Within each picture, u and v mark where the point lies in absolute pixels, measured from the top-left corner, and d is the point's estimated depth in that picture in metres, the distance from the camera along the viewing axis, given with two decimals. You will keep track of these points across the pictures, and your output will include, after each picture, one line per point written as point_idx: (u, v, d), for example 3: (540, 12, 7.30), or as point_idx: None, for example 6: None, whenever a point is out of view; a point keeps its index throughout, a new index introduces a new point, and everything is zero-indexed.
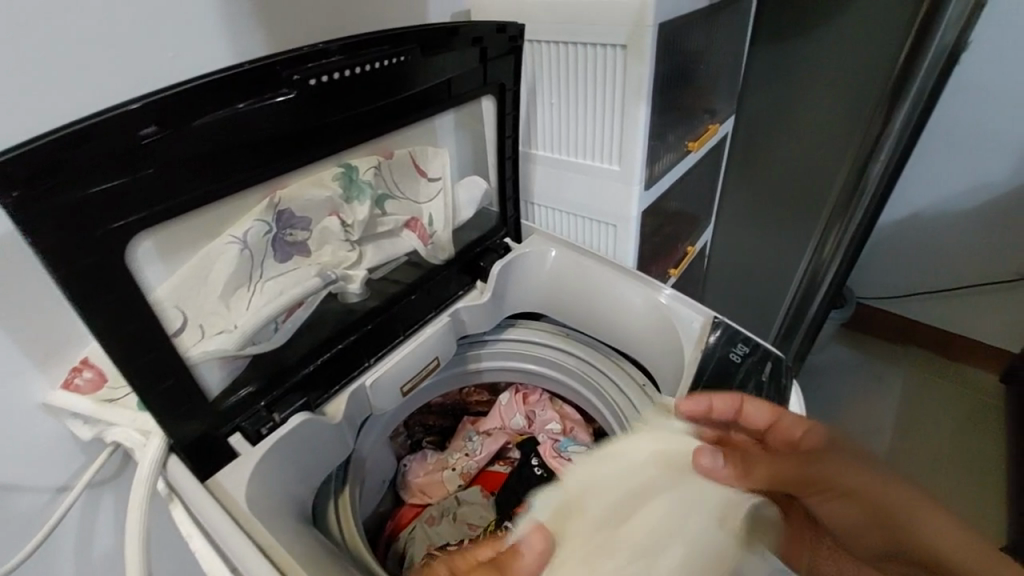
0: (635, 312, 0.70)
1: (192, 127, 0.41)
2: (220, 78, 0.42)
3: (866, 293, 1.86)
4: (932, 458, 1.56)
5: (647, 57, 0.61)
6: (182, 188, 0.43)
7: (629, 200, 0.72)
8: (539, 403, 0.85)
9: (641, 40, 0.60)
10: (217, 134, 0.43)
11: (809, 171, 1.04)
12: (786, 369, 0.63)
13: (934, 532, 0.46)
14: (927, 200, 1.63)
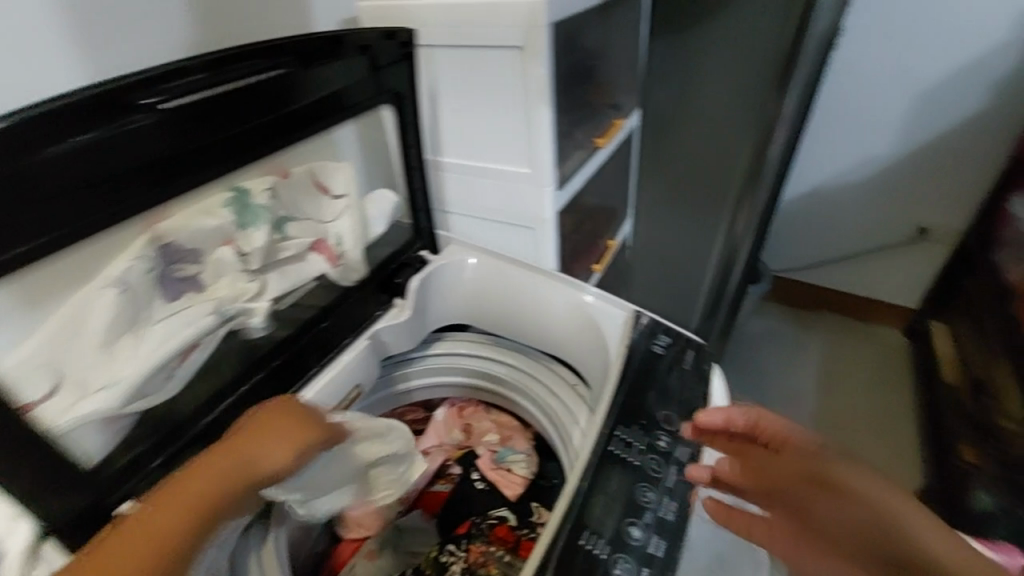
0: (559, 313, 0.70)
1: (31, 162, 0.36)
2: (62, 106, 0.37)
3: (780, 266, 1.98)
4: (852, 414, 1.68)
5: (543, 56, 0.60)
6: (29, 234, 0.37)
7: (543, 202, 0.71)
8: (476, 416, 0.84)
9: (536, 39, 0.58)
10: (68, 169, 0.38)
11: (716, 157, 1.08)
12: (706, 355, 0.64)
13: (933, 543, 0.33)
14: (823, 174, 1.75)
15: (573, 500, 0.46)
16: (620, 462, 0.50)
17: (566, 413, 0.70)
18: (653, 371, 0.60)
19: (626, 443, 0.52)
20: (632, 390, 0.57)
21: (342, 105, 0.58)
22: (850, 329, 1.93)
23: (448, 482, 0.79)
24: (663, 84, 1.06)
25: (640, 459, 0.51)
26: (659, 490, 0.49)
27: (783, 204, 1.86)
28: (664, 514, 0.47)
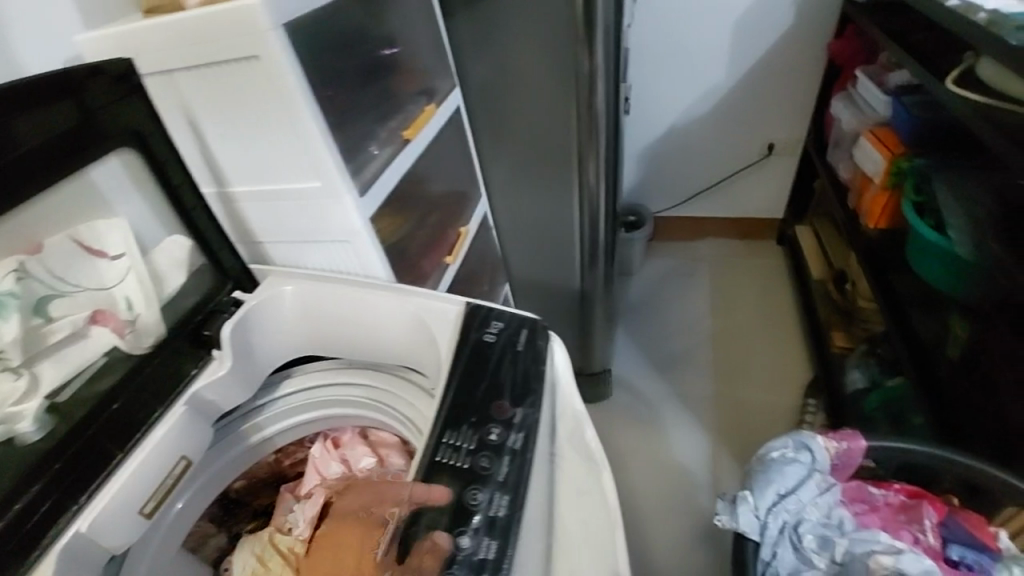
0: (393, 324, 0.67)
1: None
2: None
3: (659, 207, 2.04)
4: (747, 328, 1.78)
5: (286, 61, 0.55)
6: None
7: (346, 212, 0.66)
8: (351, 443, 0.81)
9: (269, 46, 0.53)
10: None
11: (548, 121, 1.07)
12: (541, 332, 0.63)
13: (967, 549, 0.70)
14: (674, 112, 1.81)
15: (398, 527, 0.45)
16: (448, 469, 0.48)
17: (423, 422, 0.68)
18: (486, 362, 0.59)
19: (455, 445, 0.50)
20: (460, 389, 0.55)
21: (59, 154, 0.50)
22: (733, 250, 2.03)
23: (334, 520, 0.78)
24: (479, 57, 1.02)
25: (469, 460, 0.49)
26: (489, 488, 0.47)
27: (647, 148, 1.90)
28: (495, 511, 0.46)
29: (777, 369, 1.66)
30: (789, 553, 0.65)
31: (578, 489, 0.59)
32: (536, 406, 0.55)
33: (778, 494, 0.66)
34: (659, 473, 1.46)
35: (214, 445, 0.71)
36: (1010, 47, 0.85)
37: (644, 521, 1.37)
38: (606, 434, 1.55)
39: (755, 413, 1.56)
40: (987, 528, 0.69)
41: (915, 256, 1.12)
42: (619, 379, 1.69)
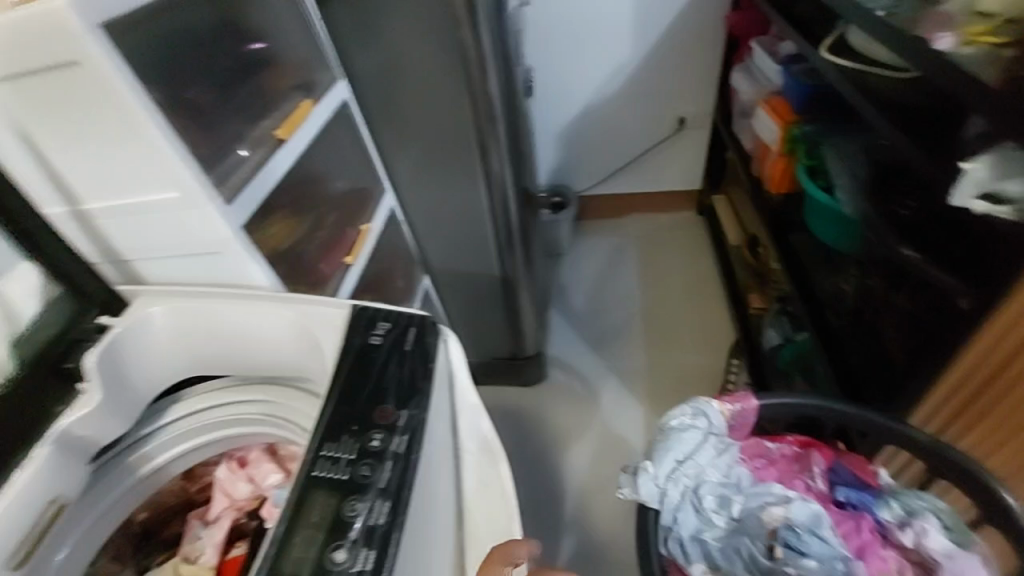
0: (279, 333, 0.66)
1: None
2: None
3: (583, 186, 2.06)
4: (672, 297, 1.84)
5: (107, 59, 0.50)
6: None
7: (215, 223, 0.63)
8: (257, 460, 0.76)
9: (87, 51, 0.49)
10: None
11: (444, 111, 1.05)
12: (430, 327, 0.61)
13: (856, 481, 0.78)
14: (585, 92, 1.83)
15: (271, 550, 0.44)
16: (326, 482, 0.47)
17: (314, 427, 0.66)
18: (370, 365, 0.57)
19: (333, 456, 0.49)
20: (341, 397, 0.53)
21: None
22: (657, 222, 2.08)
23: (243, 543, 0.74)
24: (364, 46, 0.98)
25: (349, 471, 0.48)
26: (369, 497, 0.46)
27: (563, 129, 1.91)
28: (374, 521, 0.45)
29: (702, 333, 1.73)
30: (690, 513, 0.72)
31: (480, 483, 0.60)
32: (422, 406, 0.53)
33: (677, 461, 0.72)
34: (599, 448, 1.49)
35: (97, 484, 0.66)
36: (870, 15, 0.90)
37: (587, 495, 1.41)
38: (547, 415, 1.57)
39: (683, 379, 1.62)
40: (867, 467, 0.79)
41: (813, 218, 1.16)
42: (555, 360, 1.71)
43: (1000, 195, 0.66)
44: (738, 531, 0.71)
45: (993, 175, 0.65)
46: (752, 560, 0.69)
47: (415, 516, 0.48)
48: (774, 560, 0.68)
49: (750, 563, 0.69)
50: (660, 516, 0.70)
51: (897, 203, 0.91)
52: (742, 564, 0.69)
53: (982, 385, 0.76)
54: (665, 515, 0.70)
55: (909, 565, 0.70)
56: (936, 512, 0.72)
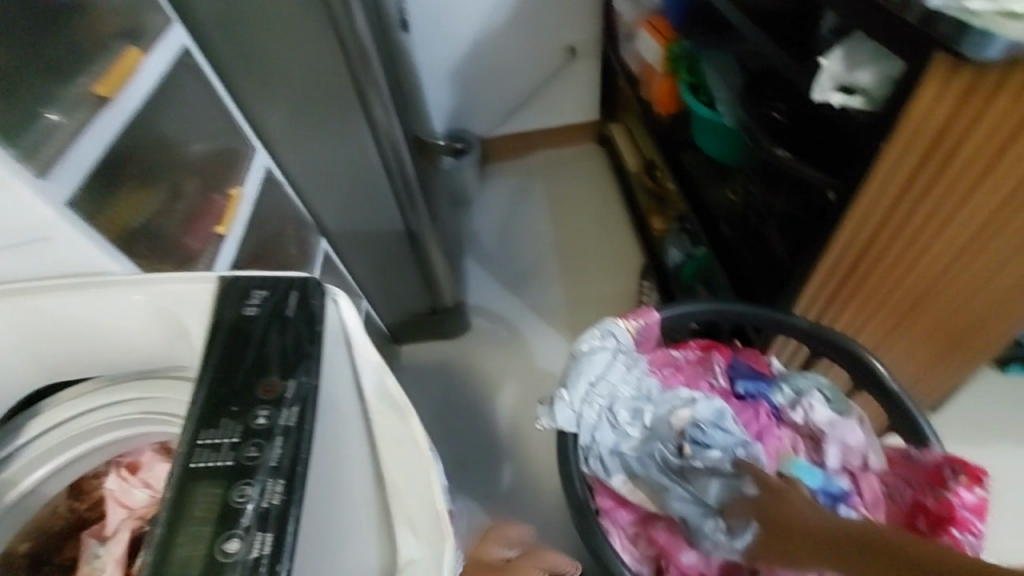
0: (139, 319, 0.58)
1: None
2: None
3: (482, 127, 1.99)
4: (582, 230, 1.86)
5: None
6: None
7: (31, 205, 0.54)
8: (150, 462, 0.67)
9: None
10: None
11: (309, 55, 0.94)
12: (314, 288, 0.55)
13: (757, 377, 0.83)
14: (470, 26, 1.73)
15: (153, 555, 0.40)
16: (206, 473, 0.43)
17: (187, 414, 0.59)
18: (248, 339, 0.52)
19: (213, 444, 0.45)
20: (216, 379, 0.48)
21: None
22: (560, 156, 2.05)
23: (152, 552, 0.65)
24: None
25: (233, 456, 0.44)
26: (259, 478, 0.43)
27: (453, 68, 1.81)
28: (267, 503, 0.42)
29: (613, 262, 1.77)
30: (607, 430, 0.75)
31: (391, 441, 0.57)
32: (311, 372, 0.49)
33: (590, 383, 0.74)
34: (527, 386, 1.52)
35: None
36: None
37: (520, 432, 1.44)
38: (472, 363, 1.57)
39: (598, 307, 1.67)
40: (761, 359, 0.85)
41: (700, 135, 1.19)
42: (476, 307, 1.69)
43: (853, 87, 0.70)
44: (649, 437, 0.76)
45: (846, 65, 0.68)
46: (663, 461, 0.74)
47: (314, 487, 0.45)
48: (681, 457, 0.73)
49: (660, 464, 0.73)
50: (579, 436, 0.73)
51: (770, 106, 0.94)
52: (654, 465, 0.74)
53: (853, 266, 0.83)
54: (584, 434, 0.73)
55: (801, 440, 0.78)
56: (819, 388, 0.80)
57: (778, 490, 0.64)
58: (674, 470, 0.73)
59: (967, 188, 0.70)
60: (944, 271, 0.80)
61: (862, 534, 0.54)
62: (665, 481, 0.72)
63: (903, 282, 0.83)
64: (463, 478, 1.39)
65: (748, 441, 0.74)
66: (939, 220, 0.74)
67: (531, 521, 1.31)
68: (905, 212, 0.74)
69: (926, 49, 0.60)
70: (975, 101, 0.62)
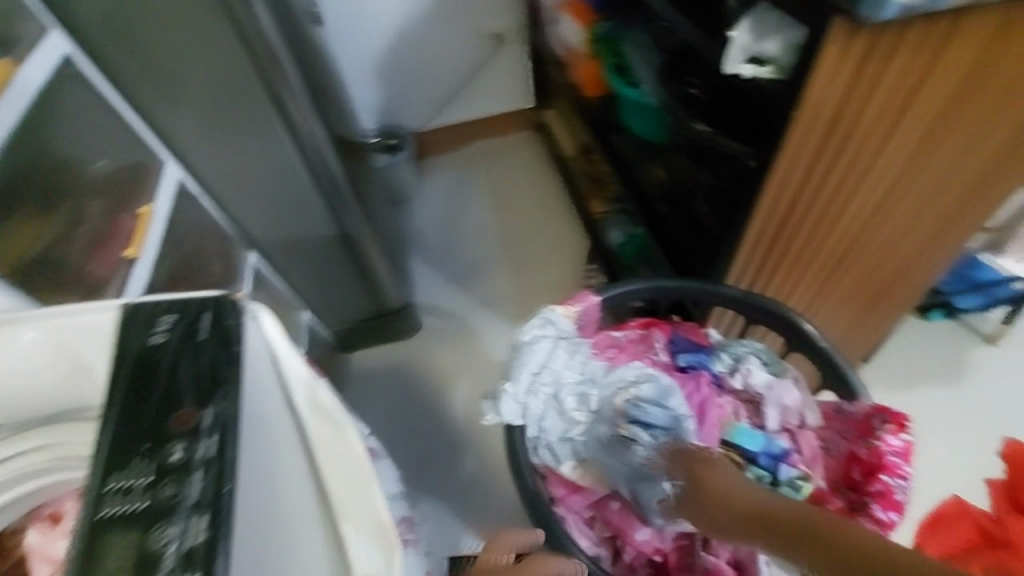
0: (31, 358, 0.53)
1: None
2: None
3: (416, 121, 1.94)
4: (525, 218, 1.85)
5: None
6: None
7: None
8: (71, 509, 0.60)
9: None
10: None
11: (213, 58, 0.88)
12: (229, 306, 0.52)
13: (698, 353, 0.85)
14: (392, 17, 1.67)
15: None
16: (118, 518, 0.40)
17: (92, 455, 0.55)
18: (157, 369, 0.48)
19: (124, 488, 0.42)
20: (126, 415, 0.45)
21: None
22: (498, 145, 2.03)
23: None
24: None
25: (148, 496, 0.41)
26: (179, 517, 0.40)
27: (378, 62, 1.76)
28: (190, 542, 0.39)
29: (558, 247, 1.78)
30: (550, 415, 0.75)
31: (332, 457, 0.53)
32: (231, 396, 0.46)
33: (533, 373, 0.75)
34: (482, 380, 1.51)
35: None
36: None
37: (480, 427, 1.43)
38: (425, 363, 1.54)
39: (547, 294, 1.68)
40: (699, 330, 0.87)
41: (629, 115, 1.20)
42: (425, 306, 1.66)
43: (762, 58, 0.71)
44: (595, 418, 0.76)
45: (753, 37, 0.70)
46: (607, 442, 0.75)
47: (243, 516, 0.43)
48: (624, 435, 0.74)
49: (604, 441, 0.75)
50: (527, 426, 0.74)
51: (687, 83, 0.96)
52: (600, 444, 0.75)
53: (778, 232, 0.85)
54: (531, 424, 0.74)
55: (742, 406, 0.80)
56: (756, 353, 0.82)
57: (707, 466, 0.65)
58: (618, 448, 0.74)
59: (880, 140, 0.73)
60: (861, 227, 0.85)
61: (793, 521, 0.55)
62: (611, 457, 0.75)
63: (826, 243, 0.87)
64: (425, 480, 1.37)
65: (688, 414, 0.75)
66: (851, 181, 0.78)
67: (498, 513, 1.31)
68: (821, 177, 0.77)
69: (822, 15, 0.61)
70: (872, 64, 0.65)
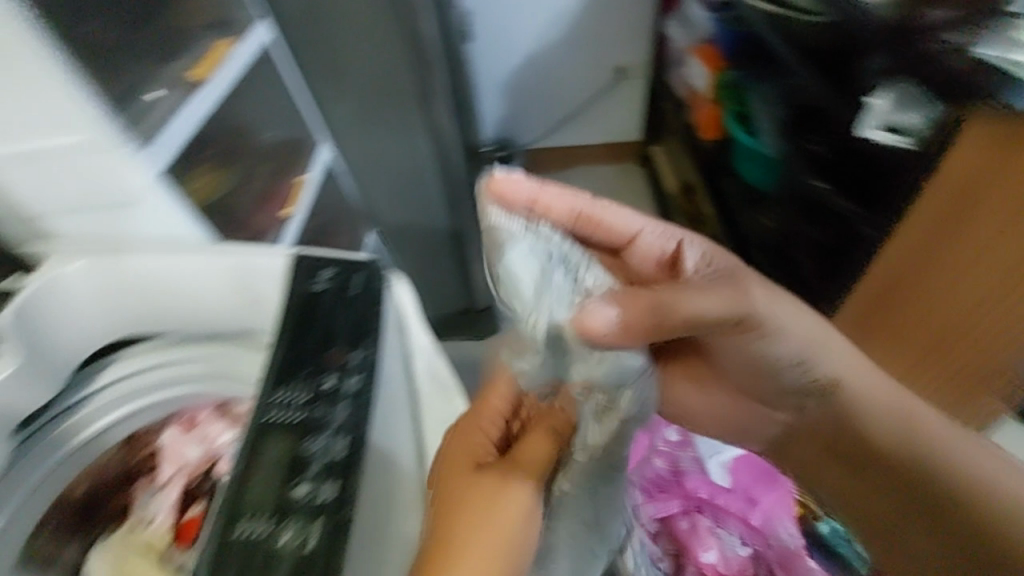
0: (217, 285, 0.62)
1: None
2: None
3: (529, 137, 2.05)
4: None
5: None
6: None
7: (121, 172, 0.57)
8: (208, 420, 0.70)
9: None
10: None
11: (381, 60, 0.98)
12: (377, 271, 0.60)
13: (701, 306, 0.49)
14: (525, 41, 1.79)
15: (227, 491, 0.43)
16: (280, 427, 0.47)
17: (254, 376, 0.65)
18: (316, 311, 0.56)
19: (282, 402, 0.48)
20: (293, 343, 0.53)
21: None
22: (601, 171, 2.08)
23: (200, 503, 0.68)
24: None
25: (303, 412, 0.48)
26: (324, 435, 0.46)
27: (505, 78, 1.88)
28: (332, 455, 0.45)
29: None
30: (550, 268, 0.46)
31: (438, 421, 0.62)
32: (374, 347, 0.54)
33: None
34: None
35: (24, 459, 0.59)
36: None
37: None
38: None
39: None
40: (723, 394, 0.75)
41: (741, 162, 1.23)
42: None
43: (901, 126, 0.74)
44: (556, 241, 0.49)
45: (894, 106, 0.73)
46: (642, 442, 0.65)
47: (368, 462, 0.49)
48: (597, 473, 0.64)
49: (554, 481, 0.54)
50: (501, 244, 0.47)
51: (806, 137, 0.98)
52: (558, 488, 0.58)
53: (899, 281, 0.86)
54: (515, 259, 0.46)
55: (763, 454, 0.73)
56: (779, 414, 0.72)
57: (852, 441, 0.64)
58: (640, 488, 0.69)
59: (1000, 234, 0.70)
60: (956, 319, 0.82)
61: (850, 462, 0.65)
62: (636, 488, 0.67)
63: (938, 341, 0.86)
64: None
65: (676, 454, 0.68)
66: (967, 284, 0.77)
67: None
68: (932, 260, 0.79)
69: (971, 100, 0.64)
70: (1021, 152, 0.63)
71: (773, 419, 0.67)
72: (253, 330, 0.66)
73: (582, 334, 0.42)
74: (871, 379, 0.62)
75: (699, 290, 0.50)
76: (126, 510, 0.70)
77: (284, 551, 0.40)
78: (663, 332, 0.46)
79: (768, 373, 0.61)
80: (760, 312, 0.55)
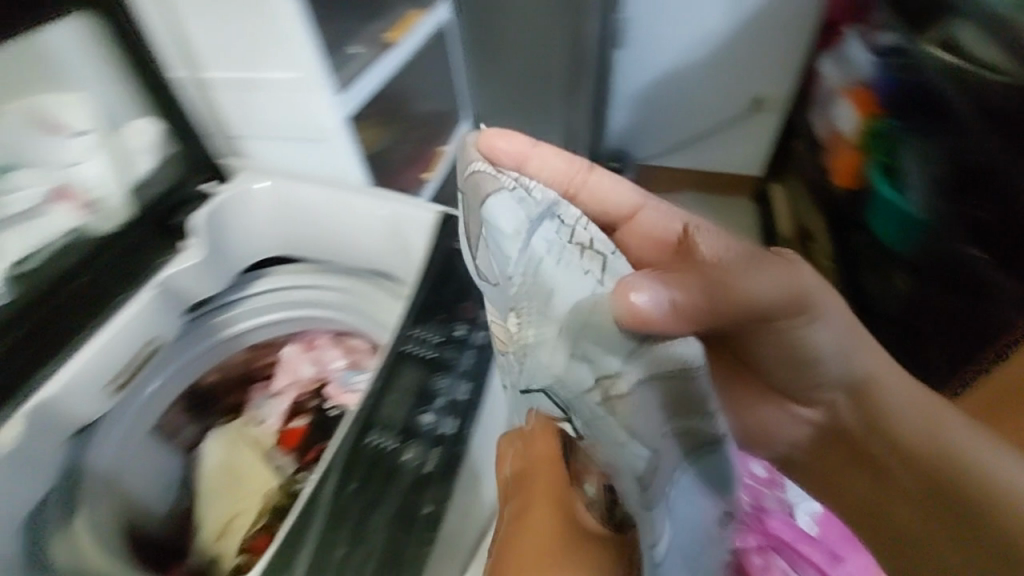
0: (369, 226, 0.67)
1: None
2: None
3: (645, 152, 1.98)
4: None
5: None
6: None
7: (324, 111, 0.65)
8: (325, 344, 0.76)
9: None
10: None
11: (540, 51, 1.02)
12: None
13: (745, 282, 0.35)
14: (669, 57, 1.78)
15: (365, 402, 0.48)
16: (415, 360, 0.51)
17: (381, 314, 0.69)
18: (458, 265, 0.59)
19: (420, 339, 0.53)
20: (431, 291, 0.57)
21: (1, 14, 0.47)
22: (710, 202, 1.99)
23: (305, 416, 0.72)
24: None
25: (436, 351, 0.52)
26: (452, 376, 0.51)
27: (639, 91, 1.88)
28: (456, 396, 0.50)
29: None
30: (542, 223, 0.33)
31: None
32: None
33: None
34: None
35: (183, 338, 0.68)
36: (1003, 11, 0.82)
37: None
38: None
39: None
40: None
41: (875, 216, 1.15)
42: None
43: None
44: (551, 196, 0.35)
45: None
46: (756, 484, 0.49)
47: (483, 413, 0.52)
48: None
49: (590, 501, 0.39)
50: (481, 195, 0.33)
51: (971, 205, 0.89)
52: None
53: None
54: (501, 213, 0.32)
55: None
56: None
57: None
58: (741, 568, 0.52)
59: None
60: None
61: (877, 482, 0.48)
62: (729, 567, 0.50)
63: None
64: None
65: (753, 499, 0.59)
66: None
67: None
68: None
69: None
70: None
71: (797, 414, 0.49)
72: (387, 273, 0.71)
73: (629, 329, 0.29)
74: (906, 387, 0.45)
75: (762, 266, 0.36)
76: (239, 404, 0.75)
77: (411, 475, 0.45)
78: (701, 318, 0.31)
79: (805, 367, 0.44)
80: (809, 293, 0.39)
